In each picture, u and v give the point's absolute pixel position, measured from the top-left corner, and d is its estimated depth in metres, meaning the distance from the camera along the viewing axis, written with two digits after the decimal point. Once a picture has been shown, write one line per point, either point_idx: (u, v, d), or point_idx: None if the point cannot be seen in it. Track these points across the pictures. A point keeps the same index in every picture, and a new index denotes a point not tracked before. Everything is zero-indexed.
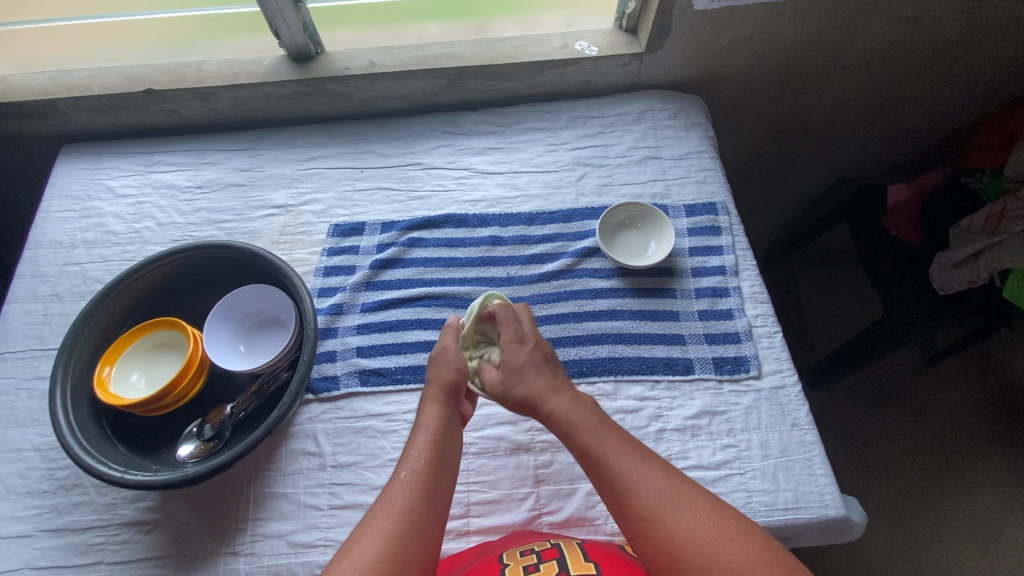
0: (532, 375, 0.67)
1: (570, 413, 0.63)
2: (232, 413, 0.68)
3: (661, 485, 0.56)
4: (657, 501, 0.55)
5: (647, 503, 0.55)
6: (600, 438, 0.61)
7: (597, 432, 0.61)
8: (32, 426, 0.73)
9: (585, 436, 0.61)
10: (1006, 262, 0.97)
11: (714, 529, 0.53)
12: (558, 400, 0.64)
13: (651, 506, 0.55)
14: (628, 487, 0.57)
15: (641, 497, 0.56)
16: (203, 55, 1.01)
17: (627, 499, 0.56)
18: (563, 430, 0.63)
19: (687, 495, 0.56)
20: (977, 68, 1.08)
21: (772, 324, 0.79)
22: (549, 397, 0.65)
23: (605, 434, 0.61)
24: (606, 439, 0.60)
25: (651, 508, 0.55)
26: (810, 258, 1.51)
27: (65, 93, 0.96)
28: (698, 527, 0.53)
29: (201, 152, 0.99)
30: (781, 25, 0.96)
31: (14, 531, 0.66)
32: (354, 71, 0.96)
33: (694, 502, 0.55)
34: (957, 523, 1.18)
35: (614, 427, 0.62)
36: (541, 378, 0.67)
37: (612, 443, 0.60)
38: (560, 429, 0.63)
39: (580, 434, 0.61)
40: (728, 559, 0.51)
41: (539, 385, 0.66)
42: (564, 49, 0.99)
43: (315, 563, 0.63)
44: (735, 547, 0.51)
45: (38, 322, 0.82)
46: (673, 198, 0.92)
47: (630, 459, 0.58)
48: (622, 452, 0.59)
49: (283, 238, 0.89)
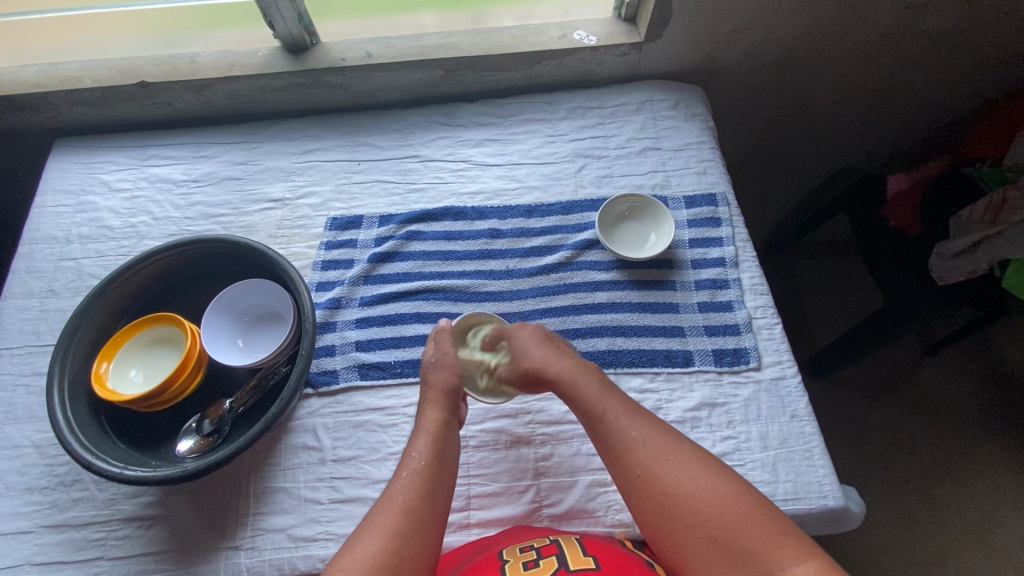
0: (534, 345, 0.68)
1: (575, 376, 0.64)
2: (232, 407, 0.68)
3: (658, 444, 0.58)
4: (655, 459, 0.56)
5: (644, 460, 0.57)
6: (602, 399, 0.62)
7: (600, 394, 0.62)
8: (30, 423, 0.73)
9: (588, 399, 0.62)
10: (1003, 252, 0.98)
11: (705, 487, 0.54)
12: (564, 366, 0.65)
13: (649, 464, 0.56)
14: (626, 445, 0.58)
15: (637, 454, 0.57)
16: (196, 46, 1.00)
17: (625, 456, 0.58)
18: (567, 391, 0.64)
19: (682, 453, 0.57)
20: (978, 57, 1.07)
21: (772, 316, 0.79)
22: (554, 363, 0.66)
23: (609, 397, 0.62)
24: (608, 401, 0.62)
25: (646, 465, 0.56)
26: (808, 249, 1.51)
27: (57, 86, 0.95)
28: (690, 486, 0.54)
29: (196, 145, 0.98)
30: (783, 14, 0.95)
31: (14, 528, 0.66)
32: (350, 63, 0.95)
33: (688, 460, 0.56)
34: (952, 510, 1.19)
35: (616, 391, 0.64)
36: (547, 348, 0.67)
37: (613, 404, 0.61)
38: (566, 392, 0.64)
39: (584, 396, 0.63)
40: (716, 518, 0.52)
41: (546, 353, 0.67)
42: (562, 40, 0.98)
43: (315, 557, 0.63)
44: (723, 506, 0.52)
45: (34, 318, 0.81)
46: (673, 189, 0.91)
47: (630, 418, 0.60)
48: (622, 414, 0.60)
49: (280, 232, 0.89)
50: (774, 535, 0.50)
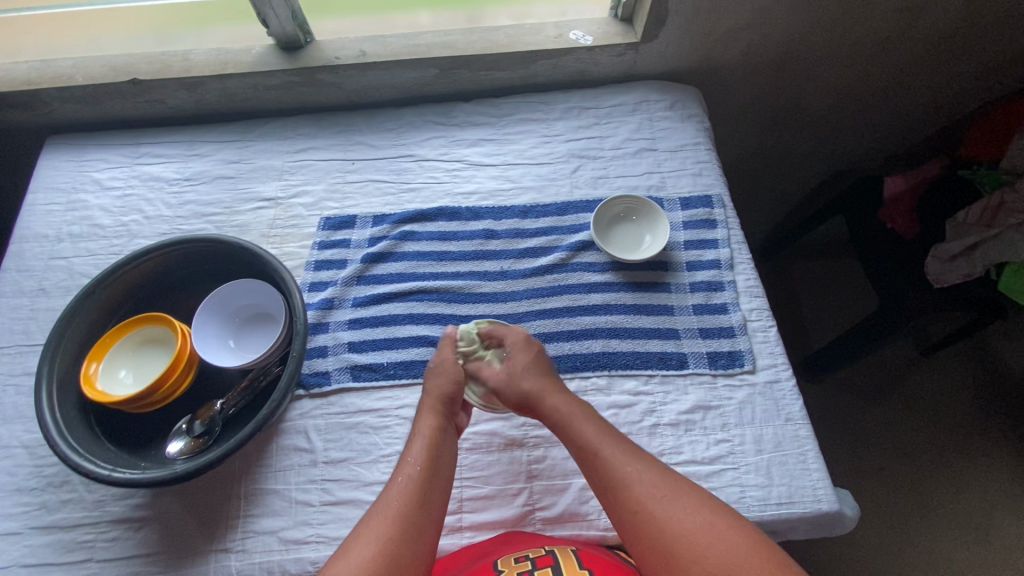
0: (536, 373, 0.68)
1: (568, 410, 0.64)
2: (222, 409, 0.67)
3: (652, 479, 0.57)
4: (650, 494, 0.56)
5: (638, 497, 0.56)
6: (595, 434, 0.61)
7: (593, 430, 0.62)
8: (19, 423, 0.72)
9: (581, 434, 0.62)
10: (1003, 254, 0.97)
11: (700, 522, 0.53)
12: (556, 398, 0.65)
13: (644, 500, 0.56)
14: (620, 482, 0.57)
15: (631, 491, 0.56)
16: (189, 44, 0.99)
17: (621, 491, 0.57)
18: (561, 426, 0.63)
19: (676, 488, 0.56)
20: (976, 59, 1.07)
21: (767, 319, 0.78)
22: (546, 395, 0.66)
23: (603, 432, 0.62)
24: (602, 436, 0.61)
25: (641, 501, 0.56)
26: (804, 250, 1.51)
27: (48, 83, 0.94)
28: (687, 521, 0.53)
29: (188, 144, 0.98)
30: (778, 16, 0.95)
31: (2, 529, 0.66)
32: (344, 61, 0.95)
33: (684, 496, 0.55)
34: (947, 512, 1.19)
35: (610, 425, 0.63)
36: (541, 378, 0.67)
37: (606, 439, 0.61)
38: (559, 426, 0.64)
39: (577, 430, 0.62)
40: (715, 554, 0.51)
41: (539, 383, 0.67)
42: (558, 39, 0.97)
43: (306, 559, 0.63)
44: (721, 542, 0.51)
45: (24, 318, 0.81)
46: (668, 190, 0.91)
47: (624, 454, 0.59)
48: (615, 449, 0.60)
49: (273, 231, 0.88)
50: (774, 572, 0.49)
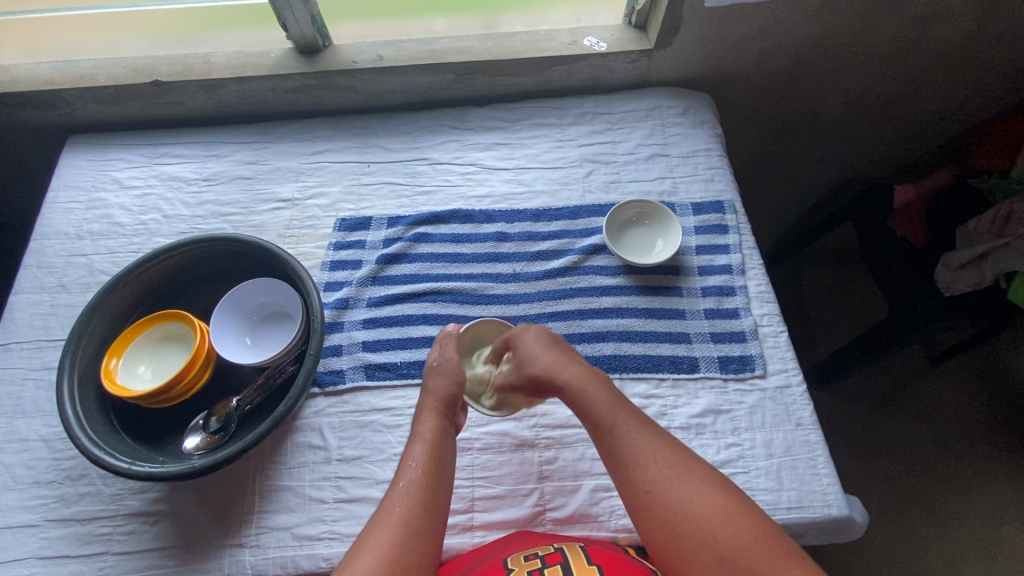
0: (544, 349, 0.66)
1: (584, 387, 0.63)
2: (238, 406, 0.68)
3: (666, 459, 0.57)
4: (664, 475, 0.56)
5: (653, 476, 0.56)
6: (612, 410, 0.60)
7: (609, 405, 0.61)
8: (38, 417, 0.73)
9: (597, 408, 0.61)
10: (1007, 263, 0.99)
11: (715, 507, 0.53)
12: (568, 372, 0.64)
13: (657, 480, 0.55)
14: (636, 460, 0.57)
15: (646, 471, 0.56)
16: (209, 47, 1.01)
17: (634, 470, 0.56)
18: (575, 402, 0.62)
19: (694, 471, 0.56)
20: (988, 68, 1.07)
21: (778, 324, 0.79)
22: (560, 369, 0.64)
23: (619, 407, 0.61)
24: (618, 414, 0.60)
25: (654, 481, 0.55)
26: (813, 258, 1.51)
27: (71, 84, 0.96)
28: (698, 503, 0.53)
29: (207, 144, 0.99)
30: (791, 25, 0.96)
31: (20, 521, 0.67)
32: (361, 65, 0.96)
33: (697, 479, 0.55)
34: (955, 522, 1.18)
35: (625, 401, 0.62)
36: (551, 354, 0.66)
37: (623, 415, 0.60)
38: (573, 400, 0.62)
39: (592, 405, 0.61)
40: (725, 538, 0.51)
41: (550, 362, 0.64)
42: (572, 45, 0.99)
43: (319, 556, 0.64)
44: (732, 526, 0.52)
45: (44, 313, 0.82)
46: (680, 196, 0.91)
47: (641, 432, 0.59)
48: (632, 424, 0.59)
49: (289, 232, 0.89)
50: (783, 558, 0.50)
